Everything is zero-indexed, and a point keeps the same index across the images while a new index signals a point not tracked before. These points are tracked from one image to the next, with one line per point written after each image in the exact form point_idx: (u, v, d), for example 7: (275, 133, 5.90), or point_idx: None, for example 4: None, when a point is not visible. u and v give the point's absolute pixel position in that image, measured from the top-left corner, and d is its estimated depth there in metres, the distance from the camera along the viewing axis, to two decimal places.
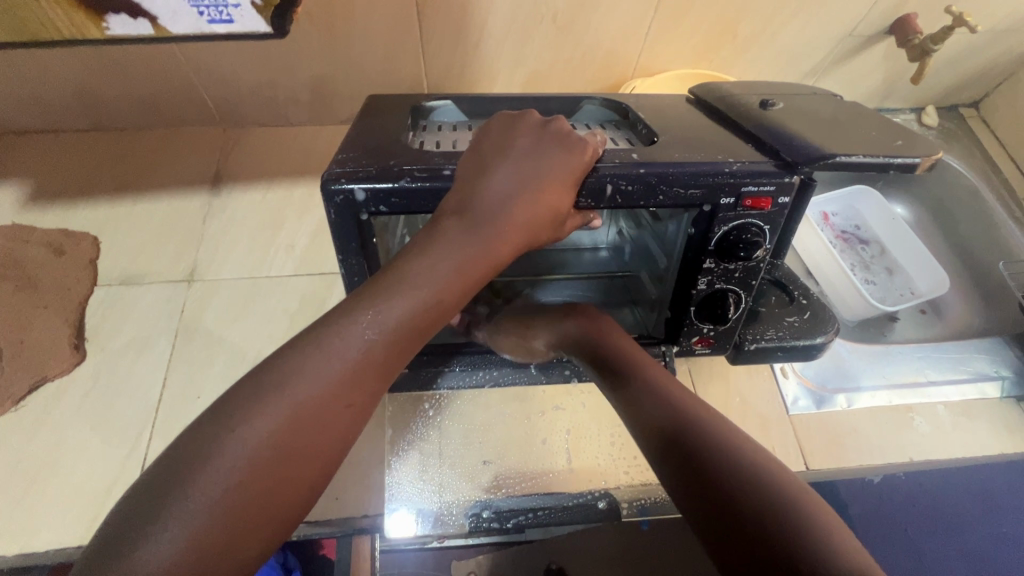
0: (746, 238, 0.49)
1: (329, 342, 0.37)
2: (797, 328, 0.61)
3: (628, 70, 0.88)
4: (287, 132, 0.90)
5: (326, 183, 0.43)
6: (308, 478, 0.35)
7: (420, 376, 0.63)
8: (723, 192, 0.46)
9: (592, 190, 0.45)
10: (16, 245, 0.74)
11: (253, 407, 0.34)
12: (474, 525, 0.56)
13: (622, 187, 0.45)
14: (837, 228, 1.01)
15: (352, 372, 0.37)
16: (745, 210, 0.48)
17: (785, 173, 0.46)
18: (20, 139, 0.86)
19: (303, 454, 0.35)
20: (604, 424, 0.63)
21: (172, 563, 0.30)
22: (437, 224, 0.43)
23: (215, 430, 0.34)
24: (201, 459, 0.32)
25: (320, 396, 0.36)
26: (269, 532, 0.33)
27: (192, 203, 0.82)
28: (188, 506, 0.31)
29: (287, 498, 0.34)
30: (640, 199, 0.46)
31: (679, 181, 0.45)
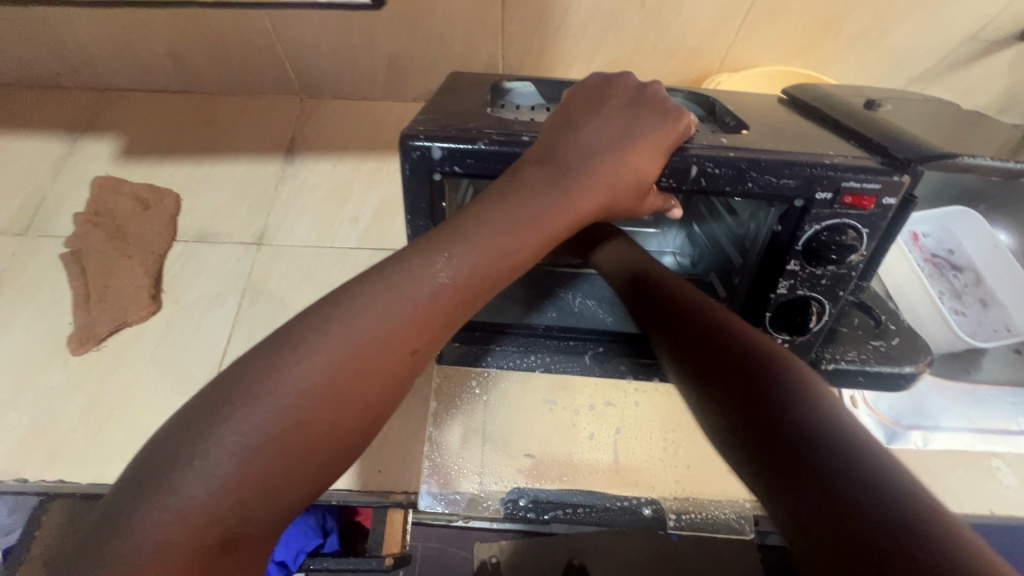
0: (840, 240, 0.45)
1: (398, 280, 0.37)
2: (882, 353, 0.56)
3: (714, 64, 0.83)
4: (361, 106, 0.91)
5: (404, 138, 0.42)
6: (357, 424, 0.35)
7: (474, 352, 0.60)
8: (820, 185, 0.42)
9: (676, 172, 0.43)
10: (108, 196, 0.79)
11: (312, 343, 0.34)
12: (509, 511, 0.55)
13: (708, 170, 0.42)
14: (927, 251, 0.93)
15: (416, 319, 0.37)
16: (842, 209, 0.43)
17: (893, 171, 0.42)
18: (117, 95, 0.91)
19: (356, 397, 0.35)
20: (655, 428, 0.60)
21: (216, 488, 0.31)
22: (518, 173, 0.42)
23: (275, 361, 0.34)
24: (259, 389, 0.33)
25: (378, 340, 0.36)
26: (316, 473, 0.34)
27: (267, 168, 0.84)
28: (241, 434, 0.32)
29: (336, 440, 0.34)
30: (727, 184, 0.43)
31: (772, 168, 0.42)
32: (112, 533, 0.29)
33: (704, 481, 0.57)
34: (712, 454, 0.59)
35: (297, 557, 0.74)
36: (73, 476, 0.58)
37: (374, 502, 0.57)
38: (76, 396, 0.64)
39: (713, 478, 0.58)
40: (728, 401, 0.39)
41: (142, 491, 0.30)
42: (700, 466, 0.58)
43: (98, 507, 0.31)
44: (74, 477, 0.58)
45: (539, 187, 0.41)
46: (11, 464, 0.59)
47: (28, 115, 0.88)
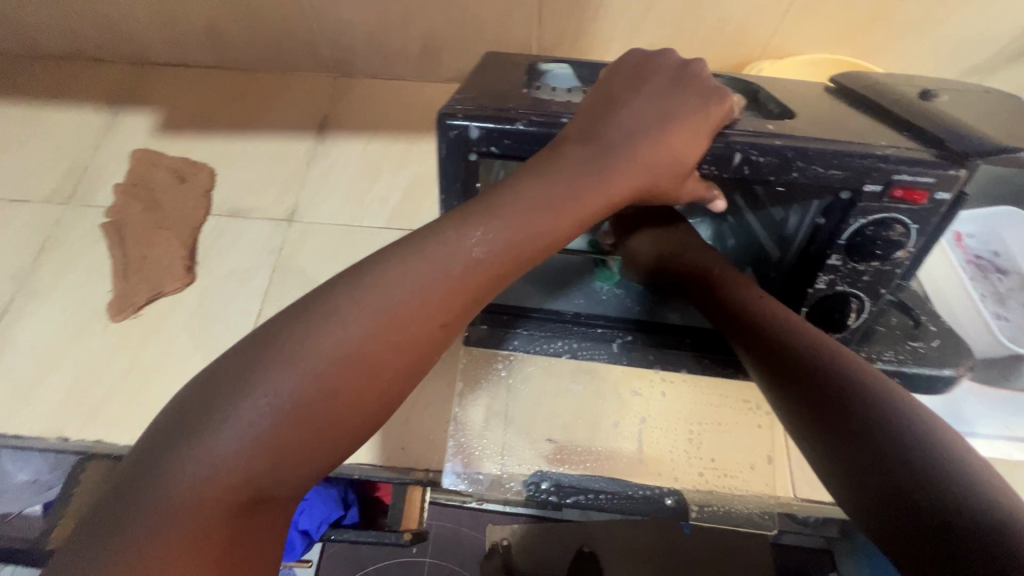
0: (886, 235, 0.43)
1: (431, 251, 0.37)
2: (920, 355, 0.55)
3: (756, 50, 0.80)
4: (393, 86, 0.91)
5: (442, 117, 0.42)
6: (385, 392, 0.35)
7: (499, 336, 0.60)
8: (870, 176, 0.41)
9: (718, 159, 0.42)
10: (147, 168, 0.81)
11: (342, 310, 0.35)
12: (531, 493, 0.56)
13: (752, 158, 0.41)
14: (970, 252, 0.89)
15: (448, 290, 0.37)
16: (891, 202, 0.42)
17: (950, 164, 0.40)
18: (155, 69, 0.93)
19: (386, 364, 0.35)
20: (681, 419, 0.60)
21: (248, 445, 0.32)
22: (558, 152, 0.41)
23: (305, 324, 0.34)
24: (287, 351, 0.33)
25: (409, 312, 0.36)
26: (345, 437, 0.34)
27: (300, 145, 0.85)
28: (273, 394, 0.32)
29: (367, 405, 0.35)
30: (771, 173, 0.41)
31: (820, 158, 0.40)
32: (147, 478, 0.30)
33: (727, 474, 0.57)
34: (737, 448, 0.59)
35: (319, 527, 0.76)
36: (111, 437, 0.61)
37: (394, 477, 0.59)
38: (115, 361, 0.66)
39: (737, 472, 0.57)
40: (801, 398, 0.41)
41: (177, 441, 0.31)
42: (725, 459, 0.58)
43: (129, 456, 0.32)
44: (112, 438, 0.61)
45: (579, 168, 0.41)
46: (54, 422, 0.62)
47: (72, 87, 0.91)
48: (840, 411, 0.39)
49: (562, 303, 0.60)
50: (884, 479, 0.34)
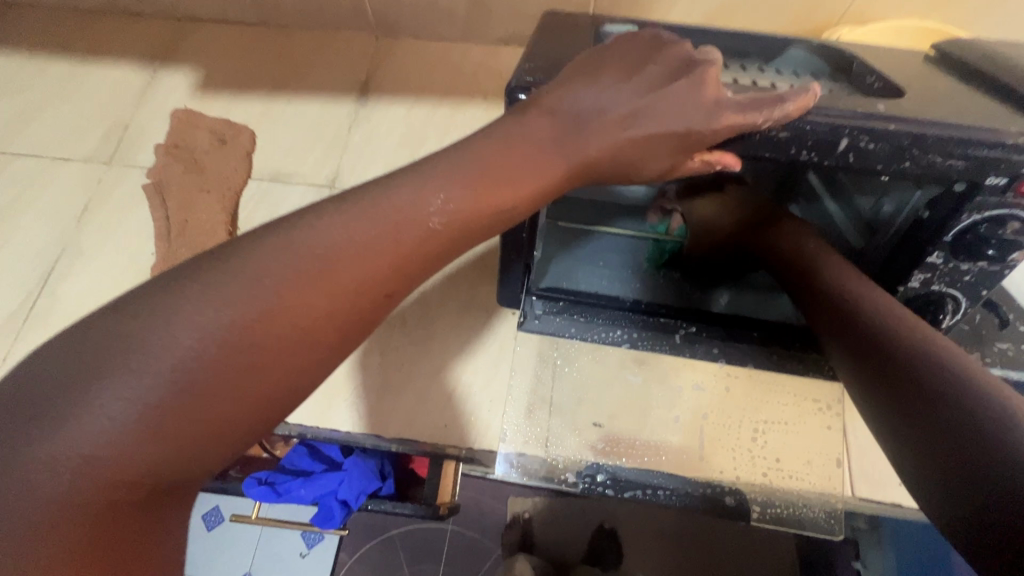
0: (1002, 234, 0.39)
1: (363, 213, 0.35)
2: (1009, 358, 0.51)
3: (836, 14, 0.73)
4: (437, 48, 0.86)
5: (512, 88, 0.42)
6: (301, 374, 0.32)
7: (553, 321, 0.56)
8: (996, 169, 0.36)
9: (821, 146, 0.37)
10: (186, 129, 0.79)
11: (218, 290, 0.31)
12: (587, 486, 0.57)
13: (861, 145, 0.37)
14: None
15: (374, 259, 0.34)
16: (1016, 198, 0.37)
17: None
18: (193, 25, 0.90)
19: (291, 339, 0.32)
20: (744, 415, 0.57)
21: (112, 451, 0.28)
22: (536, 132, 0.40)
23: (197, 284, 0.31)
24: (170, 310, 0.30)
25: (305, 300, 0.32)
26: (222, 439, 0.30)
27: (341, 109, 0.82)
28: (158, 364, 0.29)
29: (271, 388, 0.31)
30: (878, 162, 0.37)
31: (940, 146, 0.36)
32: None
33: (791, 474, 0.56)
34: (800, 447, 0.56)
35: (358, 498, 0.74)
36: None
37: (429, 449, 0.60)
38: None
39: (801, 473, 0.56)
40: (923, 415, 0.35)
41: (13, 444, 0.27)
42: (791, 460, 0.56)
43: None
44: None
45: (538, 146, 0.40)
46: None
47: (110, 42, 0.88)
48: (947, 423, 0.34)
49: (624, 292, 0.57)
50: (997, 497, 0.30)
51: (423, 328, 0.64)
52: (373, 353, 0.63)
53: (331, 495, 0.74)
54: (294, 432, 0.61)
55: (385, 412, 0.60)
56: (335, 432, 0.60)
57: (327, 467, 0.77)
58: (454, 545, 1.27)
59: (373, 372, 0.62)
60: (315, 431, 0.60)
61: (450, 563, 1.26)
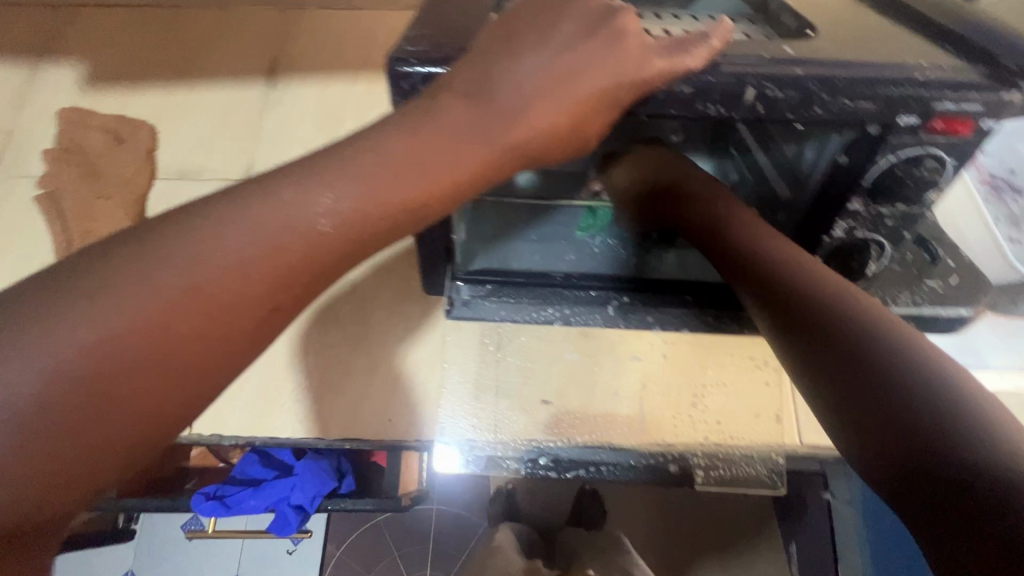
0: (917, 174, 0.38)
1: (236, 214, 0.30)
2: (939, 295, 0.51)
3: None
4: (350, 18, 0.80)
5: (391, 62, 0.36)
6: (181, 399, 0.28)
7: (481, 304, 0.54)
8: (907, 107, 0.35)
9: (728, 98, 0.35)
10: (78, 130, 0.72)
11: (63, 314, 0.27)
12: (529, 470, 0.54)
13: (768, 94, 0.35)
14: (985, 173, 0.83)
15: (250, 264, 0.30)
16: (929, 135, 0.36)
17: (999, 85, 0.34)
18: (75, 13, 0.81)
19: (157, 360, 0.28)
20: (684, 381, 0.56)
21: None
22: (430, 102, 0.35)
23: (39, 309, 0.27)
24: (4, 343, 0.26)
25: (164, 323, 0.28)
26: (77, 480, 0.27)
27: (249, 93, 0.75)
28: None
29: (143, 414, 0.27)
30: (789, 111, 0.35)
31: (848, 88, 0.34)
32: None
33: (735, 437, 0.55)
34: (747, 409, 0.56)
35: (314, 501, 0.73)
36: None
37: (384, 445, 0.56)
38: None
39: (744, 433, 0.55)
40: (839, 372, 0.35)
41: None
42: (732, 422, 0.55)
43: None
44: None
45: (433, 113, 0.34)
46: None
47: None
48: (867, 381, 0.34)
49: (554, 266, 0.55)
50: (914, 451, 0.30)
51: (358, 322, 0.61)
52: (306, 354, 0.59)
53: (284, 501, 0.73)
54: (243, 441, 0.56)
55: (323, 414, 0.57)
56: (277, 438, 0.56)
57: (279, 473, 0.75)
58: (440, 524, 1.28)
59: (308, 374, 0.58)
60: (265, 441, 0.56)
61: (438, 541, 1.28)
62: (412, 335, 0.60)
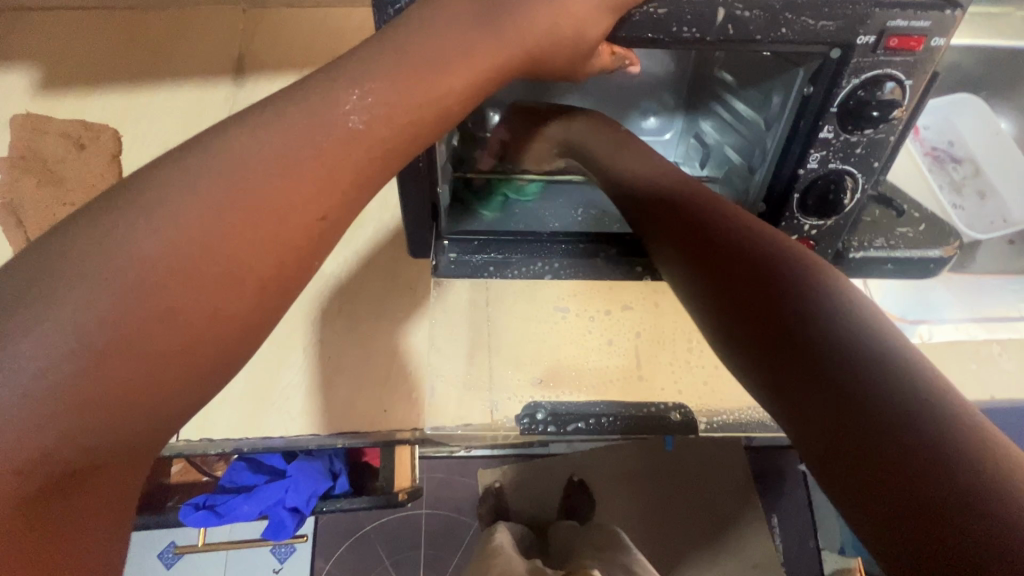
0: (880, 95, 0.41)
1: (224, 166, 0.28)
2: (910, 239, 0.55)
3: None
4: (314, 14, 0.79)
5: None
6: (219, 355, 0.28)
7: (471, 262, 0.56)
8: (864, 25, 0.38)
9: (701, 21, 0.38)
10: (35, 137, 0.69)
11: (90, 272, 0.26)
12: (527, 426, 0.54)
13: (737, 14, 0.38)
14: (927, 144, 0.90)
15: (265, 226, 0.29)
16: (886, 54, 0.40)
17: (944, 4, 0.38)
18: (20, 17, 0.77)
19: (193, 309, 0.27)
20: (679, 332, 0.58)
21: (13, 434, 0.24)
22: (418, 43, 0.33)
23: (58, 270, 0.26)
24: (29, 308, 0.25)
25: (201, 276, 0.27)
26: (135, 429, 0.27)
27: (215, 92, 0.73)
28: (38, 358, 0.25)
29: (196, 354, 0.27)
30: (757, 32, 0.38)
31: (809, 8, 0.38)
32: None
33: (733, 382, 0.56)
34: None
35: (310, 501, 0.74)
36: None
37: (378, 440, 0.57)
38: None
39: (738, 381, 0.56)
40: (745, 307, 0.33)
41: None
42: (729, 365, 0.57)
43: None
44: None
45: (429, 64, 0.33)
46: None
47: None
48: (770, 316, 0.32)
49: (540, 225, 0.59)
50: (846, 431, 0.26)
51: (348, 314, 0.60)
52: (301, 348, 0.58)
53: (279, 504, 0.74)
54: (227, 448, 0.56)
55: (321, 404, 0.56)
56: (272, 439, 0.55)
57: (271, 477, 0.76)
58: (432, 525, 1.28)
59: (300, 369, 0.57)
60: (251, 442, 0.56)
61: (433, 544, 1.26)
62: (407, 321, 0.60)
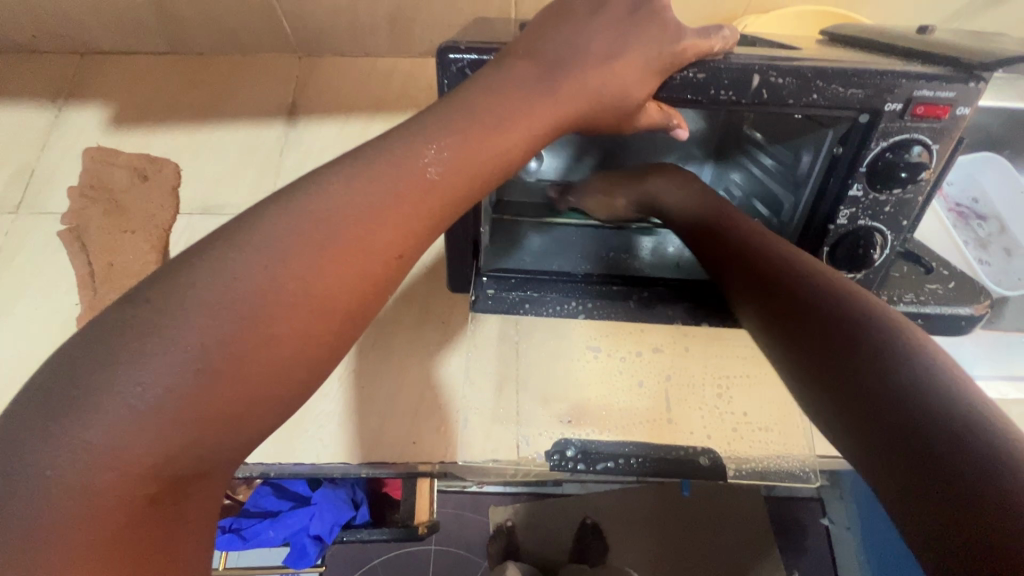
0: (908, 157, 0.43)
1: (307, 215, 0.31)
2: (940, 296, 0.56)
3: (741, 6, 0.80)
4: (364, 64, 0.85)
5: (442, 50, 0.41)
6: (286, 387, 0.30)
7: (507, 298, 0.58)
8: (891, 94, 0.41)
9: (737, 85, 0.40)
10: (102, 168, 0.75)
11: (183, 304, 0.28)
12: (556, 462, 0.54)
13: (771, 80, 0.40)
14: (951, 201, 0.91)
15: (336, 268, 0.31)
16: (913, 120, 0.42)
17: (968, 77, 0.41)
18: (98, 60, 0.85)
19: (273, 344, 0.29)
20: (707, 374, 0.59)
21: (109, 453, 0.26)
22: (484, 109, 0.36)
23: (155, 301, 0.28)
24: (128, 335, 0.27)
25: (277, 312, 0.29)
26: (216, 452, 0.29)
27: (270, 132, 0.79)
28: (133, 385, 0.27)
29: (271, 384, 0.29)
30: (790, 96, 0.41)
31: (839, 77, 0.40)
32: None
33: (759, 431, 0.56)
34: (766, 411, 0.58)
35: (331, 531, 0.75)
36: None
37: (402, 471, 0.57)
38: None
39: (765, 432, 0.56)
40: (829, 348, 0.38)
41: (22, 454, 0.26)
42: (757, 413, 0.57)
43: None
44: None
45: (491, 126, 0.36)
46: None
47: (6, 84, 0.82)
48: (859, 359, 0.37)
49: (576, 267, 0.61)
50: (875, 419, 0.33)
51: (384, 346, 0.63)
52: (338, 377, 0.61)
53: (303, 531, 0.75)
54: (257, 472, 0.57)
55: (353, 434, 0.57)
56: (301, 465, 0.57)
57: (295, 504, 0.78)
58: None
59: (334, 398, 0.59)
60: (280, 468, 0.57)
61: None
62: (441, 356, 0.62)
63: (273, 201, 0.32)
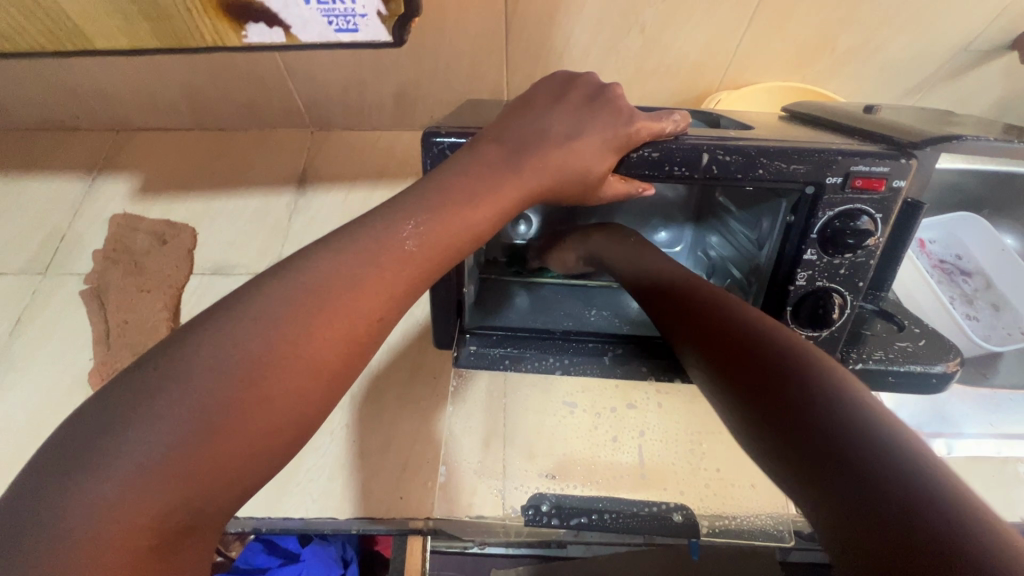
0: (854, 225, 0.47)
1: (297, 284, 0.35)
2: (910, 353, 0.57)
3: (714, 83, 0.87)
4: (370, 137, 0.94)
5: (427, 135, 0.46)
6: (269, 441, 0.33)
7: (490, 353, 0.61)
8: (831, 169, 0.45)
9: (688, 162, 0.45)
10: (127, 233, 0.81)
11: (182, 365, 0.32)
12: (531, 517, 0.54)
13: (719, 158, 0.45)
14: (935, 257, 0.93)
15: (320, 331, 0.34)
16: (853, 193, 0.46)
17: (900, 155, 0.45)
18: (132, 137, 0.94)
19: (261, 402, 0.32)
20: (681, 429, 0.61)
21: (110, 503, 0.28)
22: (459, 188, 0.41)
23: (158, 363, 0.32)
24: (132, 394, 0.31)
25: (263, 372, 0.32)
26: (204, 503, 0.31)
27: (280, 199, 0.85)
28: (135, 439, 0.29)
29: (257, 438, 0.32)
30: (737, 171, 0.45)
31: (780, 155, 0.45)
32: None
33: (732, 487, 0.57)
34: (746, 468, 0.58)
35: None
36: None
37: (393, 529, 0.57)
38: None
39: (739, 492, 0.57)
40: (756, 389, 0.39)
41: (27, 509, 0.28)
42: (733, 470, 0.58)
43: None
44: None
45: (466, 202, 0.41)
46: None
47: (49, 159, 0.91)
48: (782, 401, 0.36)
49: (556, 324, 0.63)
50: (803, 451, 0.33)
51: (377, 401, 0.65)
52: (330, 432, 0.63)
53: None
54: (247, 527, 0.57)
55: (342, 488, 0.59)
56: (292, 521, 0.57)
57: (284, 561, 0.78)
58: None
59: (326, 453, 0.61)
60: (271, 523, 0.57)
61: None
62: (430, 410, 0.64)
63: (267, 273, 0.36)
